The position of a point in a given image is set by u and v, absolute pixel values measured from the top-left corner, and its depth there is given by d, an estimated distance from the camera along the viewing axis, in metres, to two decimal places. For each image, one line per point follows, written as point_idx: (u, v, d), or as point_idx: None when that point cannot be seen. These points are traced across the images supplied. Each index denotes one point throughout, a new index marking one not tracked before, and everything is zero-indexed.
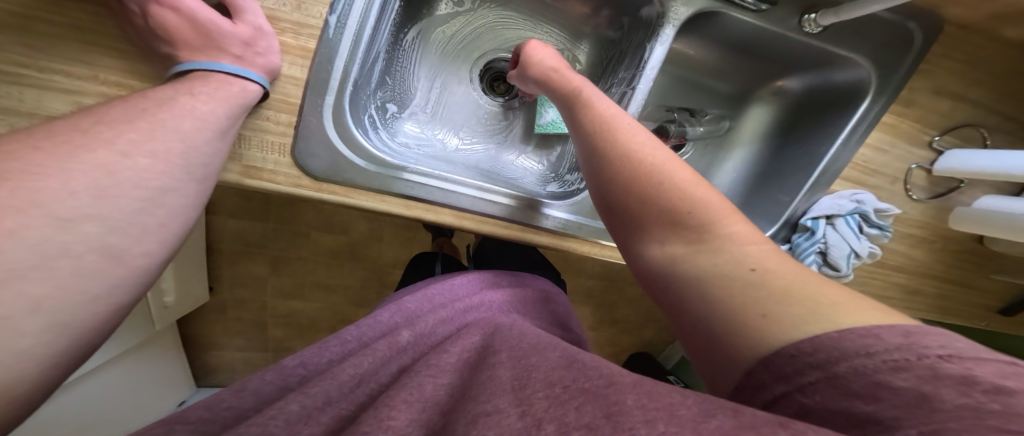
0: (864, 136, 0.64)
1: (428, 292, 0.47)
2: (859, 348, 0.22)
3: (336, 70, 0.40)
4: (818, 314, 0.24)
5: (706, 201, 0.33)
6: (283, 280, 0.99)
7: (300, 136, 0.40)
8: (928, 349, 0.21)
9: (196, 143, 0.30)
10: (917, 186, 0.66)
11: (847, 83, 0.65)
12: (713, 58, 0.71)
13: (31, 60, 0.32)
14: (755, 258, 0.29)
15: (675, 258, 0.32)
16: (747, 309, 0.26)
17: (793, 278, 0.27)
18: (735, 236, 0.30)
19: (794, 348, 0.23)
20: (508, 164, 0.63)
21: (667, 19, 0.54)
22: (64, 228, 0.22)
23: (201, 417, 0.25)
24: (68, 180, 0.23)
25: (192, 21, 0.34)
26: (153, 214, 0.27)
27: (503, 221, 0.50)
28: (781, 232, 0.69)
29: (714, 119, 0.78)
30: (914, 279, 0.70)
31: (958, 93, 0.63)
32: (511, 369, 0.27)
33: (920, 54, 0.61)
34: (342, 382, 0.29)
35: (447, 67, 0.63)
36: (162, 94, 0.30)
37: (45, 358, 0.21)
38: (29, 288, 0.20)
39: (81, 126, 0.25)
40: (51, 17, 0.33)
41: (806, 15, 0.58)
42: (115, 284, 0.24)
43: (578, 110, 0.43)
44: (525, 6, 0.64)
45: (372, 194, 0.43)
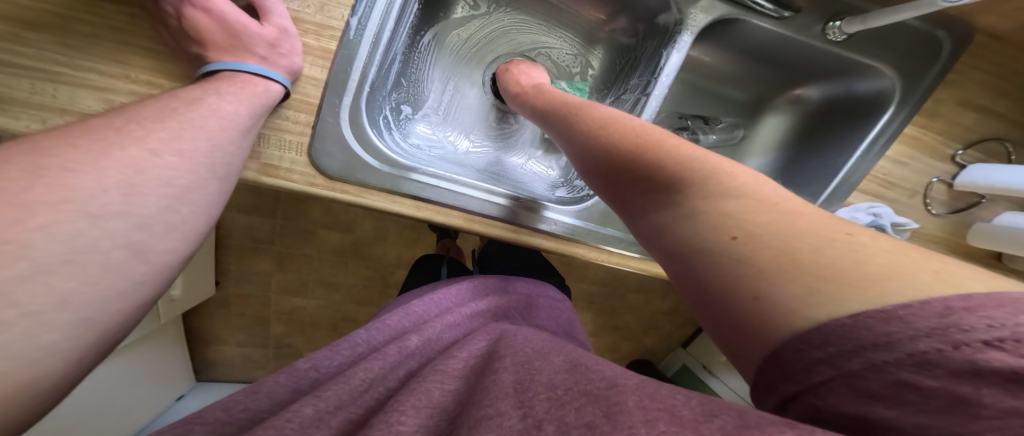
0: (885, 148, 0.63)
1: (435, 297, 0.47)
2: (877, 338, 0.17)
3: (355, 71, 0.40)
4: (818, 293, 0.19)
5: (681, 158, 0.30)
6: (287, 276, 1.00)
7: (316, 136, 0.40)
8: (969, 334, 0.16)
9: (221, 142, 0.30)
10: (937, 200, 0.65)
11: (869, 92, 0.65)
12: (728, 65, 0.71)
13: (67, 58, 0.33)
14: (737, 215, 0.24)
15: (658, 227, 0.29)
16: (735, 291, 0.22)
17: (788, 239, 0.22)
18: (714, 188, 0.26)
19: (800, 340, 0.19)
20: (519, 167, 0.63)
21: (684, 26, 0.54)
22: (95, 225, 0.22)
23: (218, 418, 0.26)
24: (101, 178, 0.23)
25: (222, 22, 0.35)
26: (177, 211, 0.27)
27: (512, 226, 0.50)
28: None
29: (728, 127, 0.77)
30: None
31: (982, 105, 0.62)
32: (514, 373, 0.27)
33: (946, 66, 0.60)
34: (353, 386, 0.29)
35: (461, 69, 0.64)
36: (191, 94, 0.31)
37: (69, 350, 0.21)
38: (59, 283, 0.20)
39: (113, 124, 0.26)
40: (88, 18, 0.33)
41: (830, 23, 0.57)
42: (137, 280, 0.24)
43: (568, 104, 0.44)
44: (539, 10, 0.64)
45: (382, 195, 0.43)
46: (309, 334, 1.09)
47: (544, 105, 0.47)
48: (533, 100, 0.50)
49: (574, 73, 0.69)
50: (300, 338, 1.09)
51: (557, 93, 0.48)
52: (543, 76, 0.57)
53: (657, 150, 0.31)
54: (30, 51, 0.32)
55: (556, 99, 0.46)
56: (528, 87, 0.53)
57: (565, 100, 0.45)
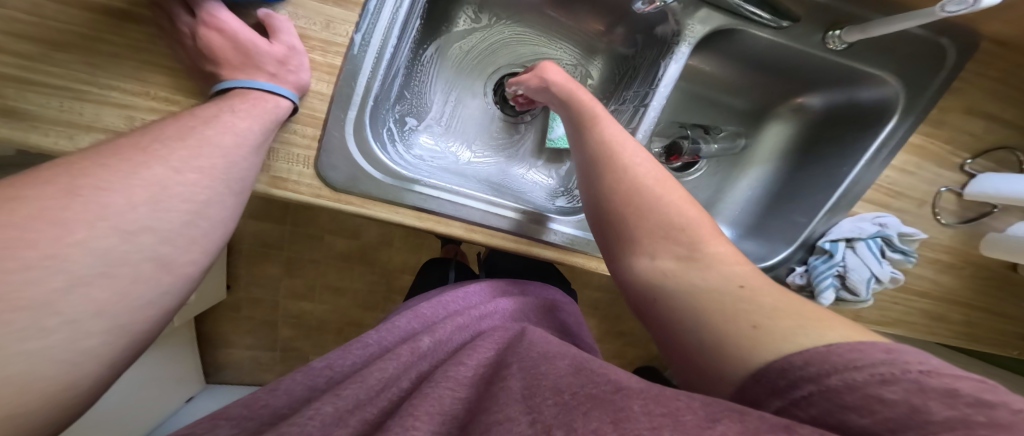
0: (888, 158, 0.63)
1: (444, 299, 0.47)
2: (848, 362, 0.21)
3: (359, 86, 0.41)
4: (805, 327, 0.25)
5: (693, 219, 0.35)
6: (296, 280, 1.03)
7: (323, 150, 0.41)
8: (909, 364, 0.21)
9: (236, 160, 0.31)
10: (946, 209, 0.66)
11: (871, 101, 0.65)
12: (730, 75, 0.72)
13: (92, 77, 0.35)
14: (741, 277, 0.30)
15: (661, 274, 0.32)
16: (736, 322, 0.27)
17: (777, 294, 0.29)
18: (720, 255, 0.32)
19: (786, 361, 0.23)
20: (519, 178, 0.64)
21: (681, 37, 0.54)
22: (125, 239, 0.23)
23: (241, 414, 0.27)
24: (130, 195, 0.24)
25: (232, 40, 0.36)
26: (197, 225, 0.28)
27: (514, 236, 0.51)
28: (797, 254, 0.69)
29: (729, 135, 0.77)
30: (938, 306, 0.70)
31: (990, 113, 0.62)
32: (521, 379, 0.28)
33: (950, 75, 0.60)
34: (369, 386, 0.30)
35: (463, 80, 0.65)
36: (207, 112, 0.32)
37: (95, 357, 0.22)
38: (96, 293, 0.21)
39: (140, 144, 0.27)
40: (109, 37, 0.35)
41: (830, 32, 0.58)
42: (163, 291, 0.25)
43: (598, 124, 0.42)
44: (539, 23, 0.65)
45: (386, 205, 0.45)
46: (316, 338, 1.10)
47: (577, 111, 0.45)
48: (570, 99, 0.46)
49: None
50: (307, 342, 1.10)
51: (592, 102, 0.46)
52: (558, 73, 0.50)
53: (669, 203, 0.35)
54: (57, 71, 0.34)
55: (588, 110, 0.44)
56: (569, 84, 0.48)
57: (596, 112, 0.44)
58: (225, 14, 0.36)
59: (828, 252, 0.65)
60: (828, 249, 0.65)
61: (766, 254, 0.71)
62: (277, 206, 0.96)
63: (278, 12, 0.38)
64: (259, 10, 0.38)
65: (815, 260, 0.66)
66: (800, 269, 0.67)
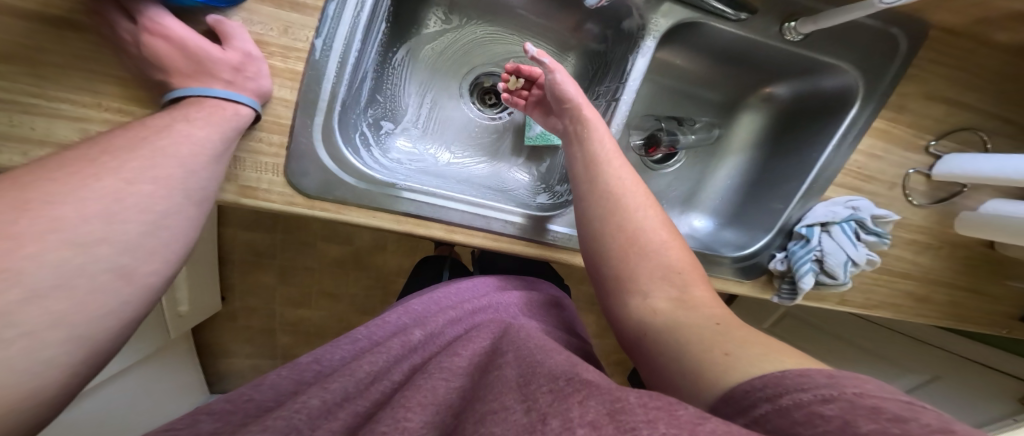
0: (855, 141, 0.65)
1: (435, 295, 0.48)
2: (797, 385, 0.23)
3: (325, 91, 0.41)
4: (771, 354, 0.27)
5: (682, 265, 0.39)
6: (289, 288, 1.05)
7: (292, 157, 0.41)
8: (850, 387, 0.22)
9: (195, 169, 0.30)
10: (916, 190, 0.68)
11: (834, 88, 0.66)
12: (700, 67, 0.73)
13: (39, 89, 0.34)
14: (722, 316, 0.34)
15: (650, 312, 0.36)
16: (710, 349, 0.29)
17: (750, 331, 0.32)
18: (705, 300, 0.36)
19: (748, 384, 0.25)
20: (501, 177, 0.64)
21: (647, 31, 0.55)
22: (79, 252, 0.23)
23: (224, 408, 0.28)
24: (82, 208, 0.23)
25: (182, 48, 0.35)
26: (156, 236, 0.27)
27: (494, 234, 0.51)
28: (777, 240, 0.70)
29: (705, 126, 0.78)
30: (921, 286, 0.72)
31: (950, 97, 0.64)
32: (517, 368, 0.30)
33: (903, 63, 0.61)
34: (359, 379, 0.31)
35: (439, 81, 0.65)
36: (160, 122, 0.31)
37: (54, 370, 0.22)
38: (51, 306, 0.21)
39: (87, 156, 0.26)
40: (55, 47, 0.34)
41: (786, 24, 0.59)
42: (124, 301, 0.25)
43: (598, 167, 0.45)
44: (511, 22, 0.65)
45: (362, 210, 0.45)
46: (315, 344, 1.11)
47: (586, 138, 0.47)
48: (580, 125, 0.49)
49: None
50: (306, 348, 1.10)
51: (600, 133, 0.48)
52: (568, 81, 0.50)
53: (663, 249, 0.40)
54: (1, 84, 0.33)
55: (593, 139, 0.47)
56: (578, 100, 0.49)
57: (600, 145, 0.46)
58: (171, 21, 0.34)
59: (805, 237, 0.66)
60: (805, 234, 0.66)
61: (746, 242, 0.71)
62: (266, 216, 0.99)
63: (231, 18, 0.38)
64: (208, 16, 0.37)
65: (793, 246, 0.67)
66: (780, 255, 0.67)
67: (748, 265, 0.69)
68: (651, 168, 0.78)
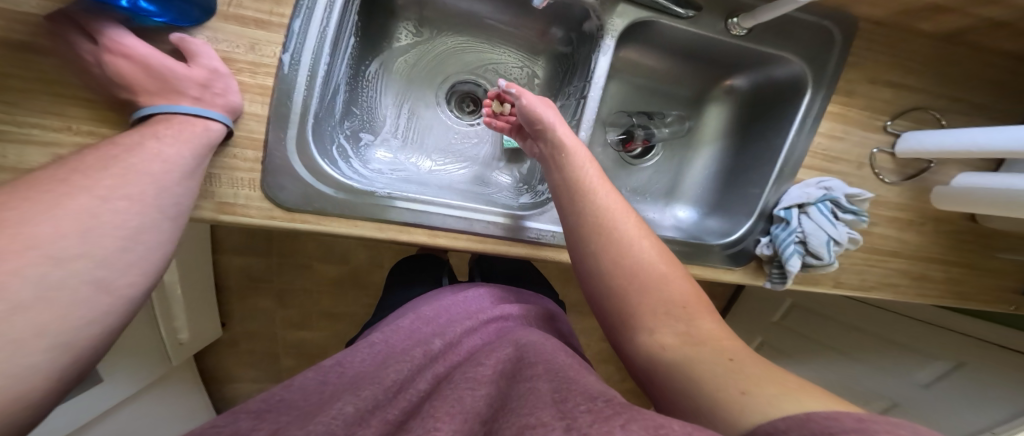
0: (814, 126, 0.67)
1: (443, 303, 0.49)
2: (824, 427, 0.21)
3: (296, 104, 0.42)
4: (789, 394, 0.26)
5: (686, 297, 0.38)
6: (289, 311, 1.06)
7: (268, 171, 0.41)
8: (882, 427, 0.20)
9: (167, 184, 0.31)
10: (884, 169, 0.70)
11: (786, 77, 0.69)
12: (664, 64, 0.75)
13: (9, 116, 0.35)
14: (734, 352, 0.32)
15: (657, 348, 0.35)
16: (727, 386, 0.28)
17: (768, 368, 0.30)
18: (714, 335, 0.35)
19: (771, 425, 0.23)
20: (484, 181, 0.65)
21: (606, 31, 0.58)
22: (59, 266, 0.23)
23: (259, 407, 0.30)
24: (57, 225, 0.24)
25: (144, 65, 0.35)
26: (132, 250, 0.27)
27: (478, 235, 0.51)
28: (759, 225, 0.71)
29: (677, 119, 0.81)
30: (914, 264, 0.74)
31: (894, 81, 0.67)
32: (550, 383, 0.30)
33: (843, 49, 0.65)
34: (387, 387, 0.34)
35: (414, 91, 0.66)
36: (129, 140, 0.31)
37: (36, 384, 0.22)
38: (35, 317, 0.21)
39: (58, 178, 0.26)
40: (20, 73, 0.35)
41: (730, 20, 0.62)
42: (106, 311, 0.25)
43: (594, 198, 0.44)
44: (479, 31, 0.67)
45: (343, 220, 0.45)
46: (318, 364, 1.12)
47: (572, 172, 0.47)
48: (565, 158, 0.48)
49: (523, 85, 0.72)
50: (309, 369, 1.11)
51: (588, 166, 0.47)
52: (549, 109, 0.52)
53: (664, 282, 0.39)
54: None
55: (580, 172, 0.47)
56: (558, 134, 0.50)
57: (588, 178, 0.46)
58: (131, 39, 0.35)
59: (785, 219, 0.67)
60: (784, 216, 0.67)
61: (730, 229, 0.73)
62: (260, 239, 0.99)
63: (196, 36, 0.39)
64: (172, 34, 0.38)
65: (776, 229, 0.68)
66: (765, 240, 0.69)
67: (737, 252, 0.70)
68: (630, 163, 0.81)
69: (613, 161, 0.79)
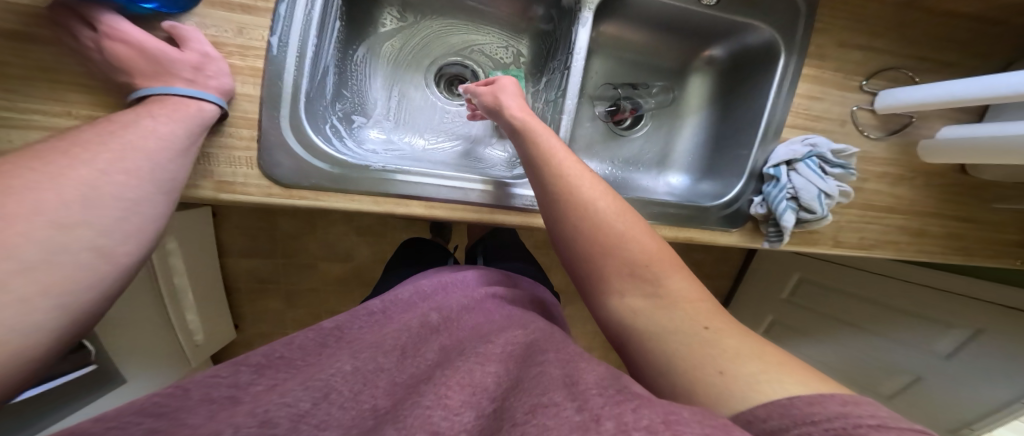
0: (793, 86, 0.68)
1: (445, 279, 0.49)
2: (805, 415, 0.23)
3: (287, 84, 0.44)
4: (768, 374, 0.27)
5: (653, 256, 0.37)
6: (297, 311, 1.09)
7: (263, 148, 0.43)
8: (862, 418, 0.22)
9: (161, 161, 0.32)
10: (868, 125, 0.72)
11: (758, 44, 0.71)
12: (644, 37, 0.77)
13: (12, 103, 0.37)
14: (702, 315, 0.33)
15: (629, 312, 0.35)
16: (706, 366, 0.28)
17: (742, 337, 0.31)
18: (682, 295, 0.35)
19: (751, 414, 0.25)
20: (478, 157, 0.66)
21: (583, 4, 0.59)
22: (63, 232, 0.23)
23: (259, 362, 0.30)
24: (62, 193, 0.25)
25: (141, 50, 0.37)
26: (131, 220, 0.28)
27: (472, 205, 0.53)
28: (750, 185, 0.72)
29: (662, 90, 0.82)
30: (913, 221, 0.75)
31: (861, 45, 0.69)
32: (562, 367, 0.28)
33: (807, 21, 0.67)
34: (388, 351, 0.32)
35: (402, 75, 0.68)
36: (125, 118, 0.32)
37: (53, 339, 0.23)
38: (42, 277, 0.22)
39: (57, 149, 0.27)
40: (20, 61, 0.36)
41: None
42: (102, 277, 0.26)
43: (554, 166, 0.43)
44: (460, 13, 0.69)
45: (340, 195, 0.47)
46: None
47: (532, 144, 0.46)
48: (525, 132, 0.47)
49: (508, 64, 0.74)
50: None
51: (547, 136, 0.46)
52: (512, 96, 0.52)
53: (631, 242, 0.38)
54: None
55: (541, 142, 0.46)
56: (516, 111, 0.50)
57: (548, 147, 0.45)
58: (127, 24, 0.36)
59: (775, 177, 0.69)
60: (773, 174, 0.69)
61: (722, 191, 0.74)
62: (263, 239, 1.01)
63: (185, 23, 0.41)
64: (163, 23, 0.40)
65: (768, 187, 0.69)
66: (757, 199, 0.70)
67: (731, 214, 0.71)
68: (620, 133, 0.82)
69: (602, 133, 0.81)
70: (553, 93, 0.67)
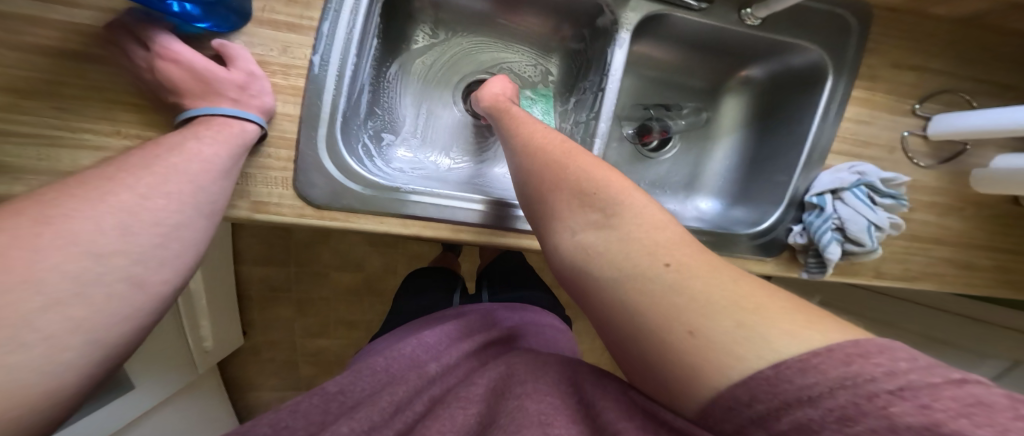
0: (840, 111, 0.65)
1: (448, 328, 0.48)
2: (800, 392, 0.20)
3: (326, 103, 0.43)
4: (745, 328, 0.22)
5: (607, 184, 0.33)
6: (308, 320, 1.08)
7: (299, 170, 0.43)
8: (876, 385, 0.19)
9: (203, 183, 0.31)
10: (918, 152, 0.68)
11: (804, 65, 0.68)
12: (678, 57, 0.74)
13: (64, 122, 0.37)
14: (663, 245, 0.28)
15: (582, 248, 0.31)
16: (670, 327, 0.24)
17: (707, 272, 0.26)
18: (640, 219, 0.30)
19: (731, 396, 0.21)
20: (498, 177, 0.64)
21: (620, 25, 0.58)
22: (98, 261, 0.23)
23: (266, 426, 0.31)
24: (99, 221, 0.24)
25: (192, 71, 0.37)
26: (169, 246, 0.27)
27: (500, 230, 0.51)
28: (790, 214, 0.68)
29: (693, 111, 0.80)
30: (958, 252, 0.70)
31: (916, 65, 0.65)
32: (537, 401, 0.29)
33: (862, 35, 0.63)
34: (382, 408, 0.33)
35: (431, 93, 0.67)
36: (172, 140, 0.32)
37: (79, 379, 0.22)
38: (71, 311, 0.21)
39: (104, 175, 0.26)
40: (76, 81, 0.37)
41: (743, 11, 0.61)
42: (137, 308, 0.24)
43: (518, 124, 0.47)
44: (492, 30, 0.68)
45: (370, 216, 0.46)
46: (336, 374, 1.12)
47: (505, 117, 0.51)
48: (500, 110, 0.53)
49: (537, 82, 0.72)
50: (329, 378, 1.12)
51: (516, 110, 0.51)
52: (500, 85, 0.60)
53: (581, 174, 0.35)
54: (28, 119, 0.36)
55: (511, 115, 0.50)
56: (493, 98, 0.56)
57: (517, 116, 0.49)
58: (179, 45, 0.37)
59: (818, 206, 0.65)
60: (817, 203, 0.65)
61: (759, 218, 0.71)
62: (277, 248, 1.02)
63: (234, 41, 0.40)
64: (213, 41, 0.40)
65: (809, 217, 0.66)
66: (798, 228, 0.66)
67: (767, 243, 0.68)
68: (648, 156, 0.79)
69: (629, 154, 0.78)
70: (585, 114, 0.65)
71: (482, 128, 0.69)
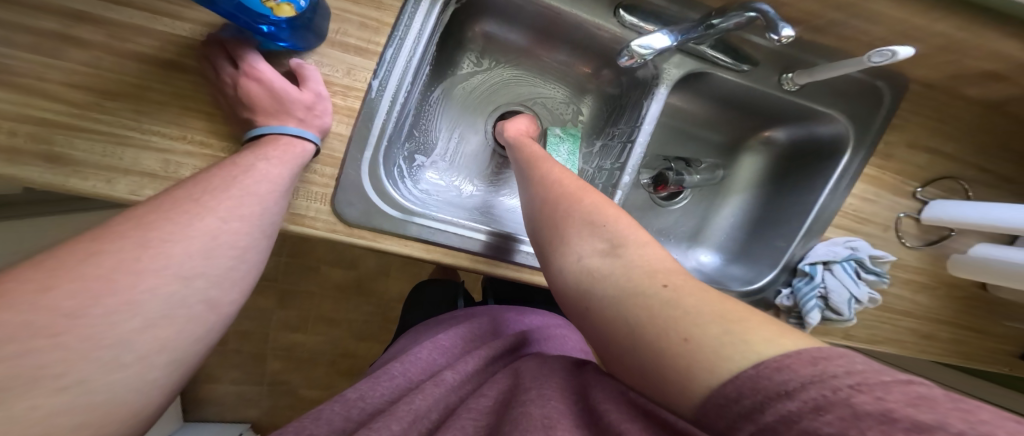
0: (850, 185, 0.69)
1: (460, 331, 0.49)
2: (779, 387, 0.19)
3: (375, 127, 0.45)
4: (732, 334, 0.22)
5: (611, 218, 0.34)
6: (287, 312, 1.06)
7: (339, 187, 0.43)
8: (838, 379, 0.18)
9: (269, 205, 0.34)
10: (908, 233, 0.72)
11: (827, 135, 0.72)
12: (706, 111, 0.78)
13: (137, 124, 0.38)
14: (661, 270, 0.28)
15: (587, 274, 0.30)
16: (668, 333, 0.23)
17: (700, 291, 0.26)
18: (648, 254, 0.30)
19: (721, 395, 0.20)
20: (505, 206, 0.66)
21: (660, 80, 0.61)
22: (184, 284, 0.26)
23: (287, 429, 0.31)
24: (188, 245, 0.27)
25: (269, 89, 0.39)
26: (239, 268, 0.30)
27: (517, 265, 0.53)
28: (781, 276, 0.72)
29: (710, 167, 0.82)
30: (923, 324, 0.74)
31: (930, 146, 0.69)
32: (541, 406, 0.29)
33: (888, 113, 0.67)
34: (402, 418, 0.32)
35: (466, 118, 0.69)
36: (245, 161, 0.35)
37: (156, 390, 0.25)
38: (158, 333, 0.24)
39: (191, 196, 0.29)
40: (158, 87, 0.39)
41: (783, 75, 0.65)
42: (209, 328, 0.28)
43: (533, 157, 0.50)
44: (534, 66, 0.70)
45: (394, 239, 0.47)
46: (305, 371, 1.08)
47: (521, 150, 0.54)
48: (519, 144, 0.56)
49: (567, 120, 0.75)
50: (296, 375, 1.08)
51: (533, 146, 0.54)
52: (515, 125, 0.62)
53: (589, 205, 0.36)
54: (105, 118, 0.38)
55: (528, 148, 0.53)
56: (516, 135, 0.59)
57: (532, 150, 0.53)
58: (263, 66, 0.40)
59: (809, 274, 0.68)
60: (808, 271, 0.68)
61: (753, 277, 0.74)
62: None
63: (307, 61, 0.42)
64: (290, 59, 0.42)
65: (797, 282, 0.69)
66: (786, 291, 0.71)
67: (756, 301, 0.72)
68: (660, 204, 0.82)
69: (643, 201, 0.81)
70: (610, 162, 0.67)
71: (499, 158, 0.70)
